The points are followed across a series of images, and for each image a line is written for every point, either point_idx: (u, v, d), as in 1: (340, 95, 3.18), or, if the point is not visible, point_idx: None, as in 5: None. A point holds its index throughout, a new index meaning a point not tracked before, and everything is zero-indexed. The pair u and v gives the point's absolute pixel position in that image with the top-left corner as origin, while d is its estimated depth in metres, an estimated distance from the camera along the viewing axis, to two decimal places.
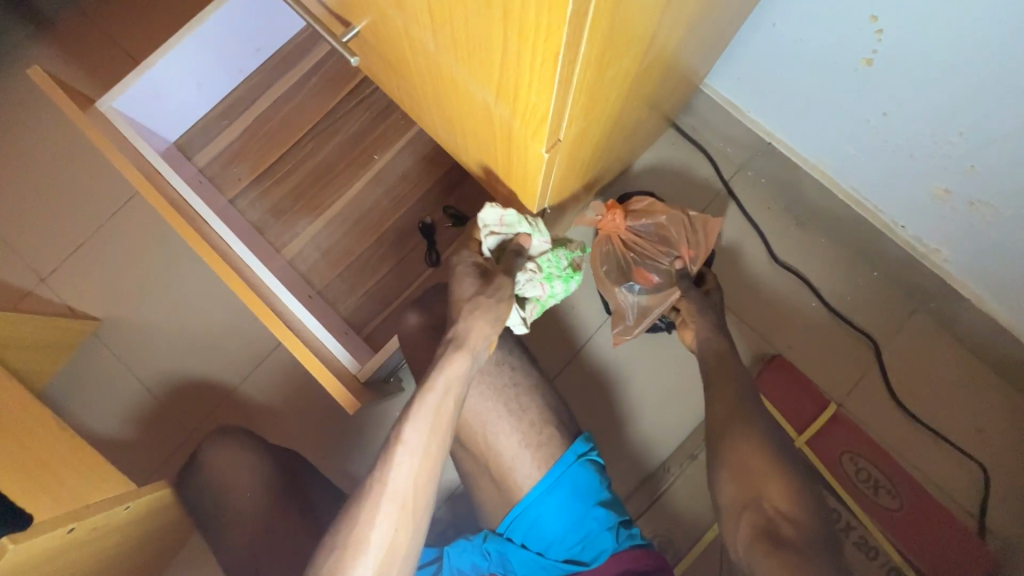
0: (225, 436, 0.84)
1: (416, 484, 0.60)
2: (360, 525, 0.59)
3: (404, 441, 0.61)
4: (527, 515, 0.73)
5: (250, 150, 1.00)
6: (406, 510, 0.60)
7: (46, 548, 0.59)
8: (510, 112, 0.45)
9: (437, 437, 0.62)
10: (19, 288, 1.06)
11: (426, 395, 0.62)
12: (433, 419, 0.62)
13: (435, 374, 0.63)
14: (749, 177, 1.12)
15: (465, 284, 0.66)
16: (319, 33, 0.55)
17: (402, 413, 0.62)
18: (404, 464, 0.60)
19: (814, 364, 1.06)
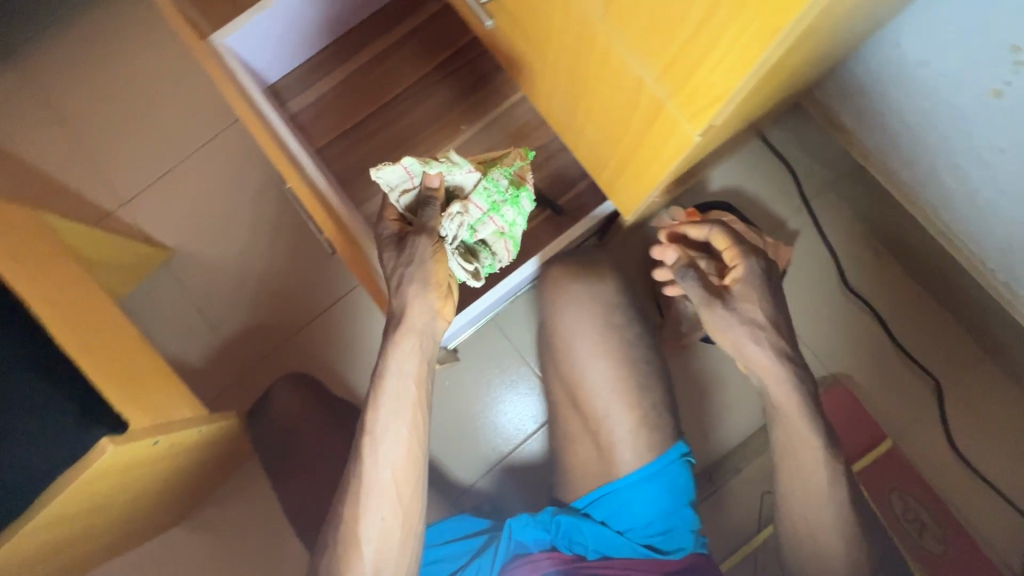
0: (291, 382, 0.92)
1: (392, 465, 0.68)
2: (351, 509, 0.68)
3: (369, 435, 0.68)
4: (616, 493, 0.74)
5: (343, 104, 1.00)
6: (388, 489, 0.68)
7: (133, 456, 0.60)
8: (670, 91, 0.44)
9: (401, 420, 0.68)
10: (100, 208, 1.07)
11: (380, 390, 0.69)
12: (388, 405, 0.68)
13: (384, 368, 0.69)
14: (831, 200, 1.10)
15: (386, 259, 0.69)
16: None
17: (365, 412, 0.70)
18: (376, 453, 0.68)
19: (874, 397, 1.03)
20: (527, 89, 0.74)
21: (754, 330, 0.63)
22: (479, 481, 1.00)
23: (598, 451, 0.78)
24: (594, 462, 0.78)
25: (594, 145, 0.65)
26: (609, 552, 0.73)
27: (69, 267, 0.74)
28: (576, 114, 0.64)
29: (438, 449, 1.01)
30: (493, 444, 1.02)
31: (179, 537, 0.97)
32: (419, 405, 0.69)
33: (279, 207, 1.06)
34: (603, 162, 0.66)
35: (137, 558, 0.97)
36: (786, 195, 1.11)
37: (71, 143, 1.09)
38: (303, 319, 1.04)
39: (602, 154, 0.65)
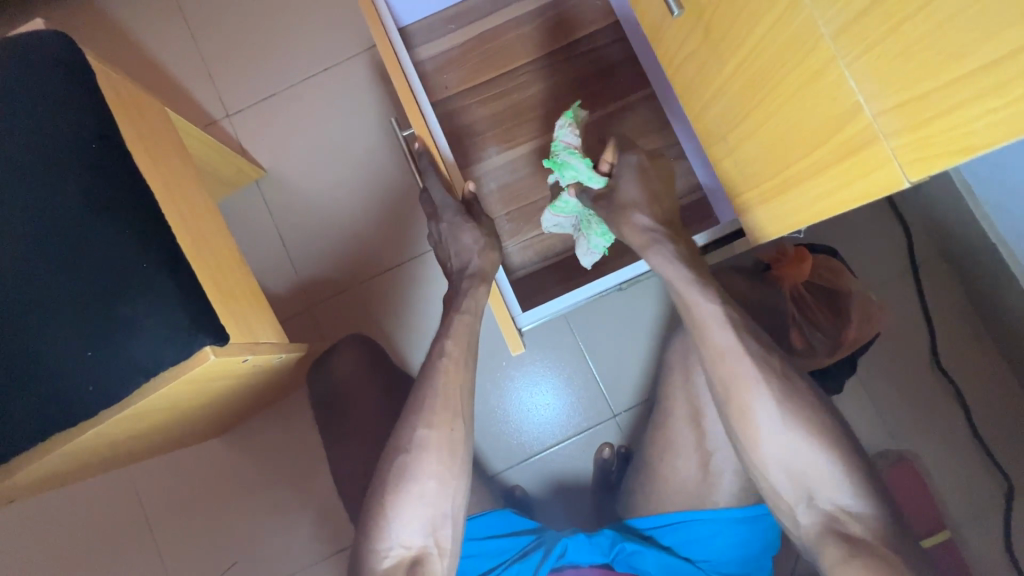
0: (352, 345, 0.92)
1: (433, 463, 0.58)
2: (384, 509, 0.57)
3: (407, 436, 0.59)
4: (691, 525, 0.76)
5: (468, 62, 0.98)
6: (429, 488, 0.58)
7: (225, 366, 0.61)
8: (894, 129, 0.40)
9: (445, 418, 0.60)
10: (206, 114, 1.07)
11: (423, 387, 0.61)
12: (434, 401, 0.60)
13: (430, 367, 0.62)
14: (943, 269, 1.01)
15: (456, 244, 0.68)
16: None
17: (401, 414, 0.61)
18: (418, 454, 0.58)
19: (938, 481, 0.98)
20: (679, 88, 0.70)
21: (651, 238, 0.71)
22: (528, 462, 1.00)
23: (702, 472, 0.77)
24: (681, 488, 0.78)
25: (742, 164, 0.62)
26: None
27: (186, 167, 0.73)
28: (734, 128, 0.61)
29: (490, 422, 1.01)
30: (550, 433, 1.00)
31: (217, 448, 1.00)
32: (467, 404, 0.62)
33: (379, 151, 1.05)
34: (745, 185, 0.63)
35: (174, 459, 0.99)
36: (895, 256, 1.02)
37: (191, 44, 1.09)
38: (377, 268, 1.03)
39: (750, 175, 0.62)
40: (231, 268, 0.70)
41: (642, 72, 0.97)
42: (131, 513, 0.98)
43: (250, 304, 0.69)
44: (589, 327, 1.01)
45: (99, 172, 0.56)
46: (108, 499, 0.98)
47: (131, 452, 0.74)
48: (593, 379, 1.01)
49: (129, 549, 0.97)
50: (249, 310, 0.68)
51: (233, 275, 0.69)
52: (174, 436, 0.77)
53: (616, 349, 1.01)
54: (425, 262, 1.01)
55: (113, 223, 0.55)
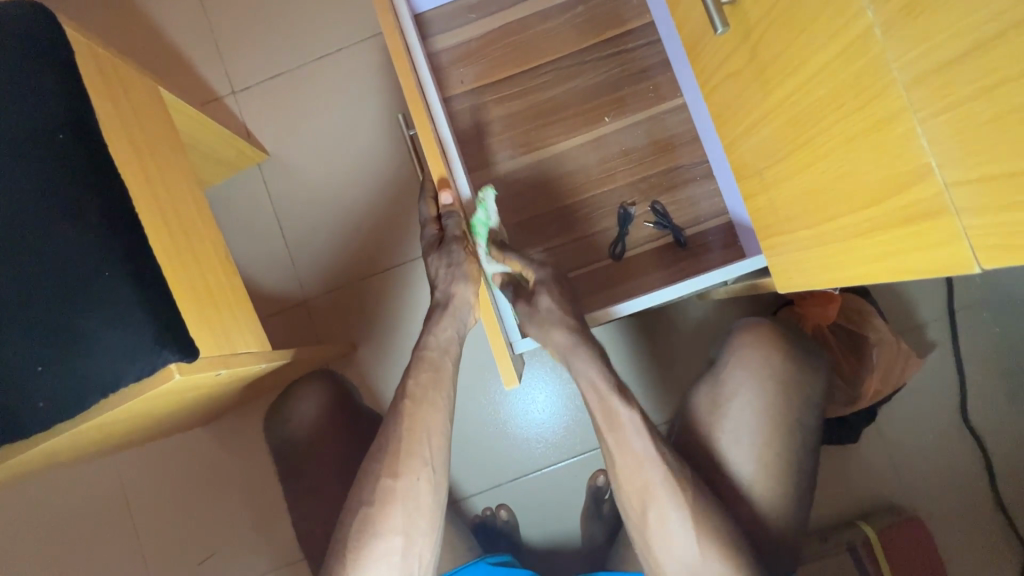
0: (310, 385, 0.90)
1: (399, 518, 0.54)
2: (346, 567, 0.53)
3: (370, 487, 0.54)
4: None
5: (487, 55, 0.91)
6: (395, 544, 0.53)
7: (193, 381, 0.56)
8: (973, 204, 0.34)
9: (411, 464, 0.55)
10: (210, 90, 1.02)
11: (388, 431, 0.57)
12: (400, 448, 0.55)
13: (395, 408, 0.58)
14: (982, 318, 0.93)
15: (432, 263, 0.63)
16: None
17: (365, 460, 0.56)
18: (382, 507, 0.54)
19: (950, 544, 0.91)
20: (713, 110, 0.63)
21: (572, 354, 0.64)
22: (517, 481, 0.96)
23: None
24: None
25: (777, 205, 0.55)
26: None
27: (173, 155, 0.68)
28: (773, 164, 0.54)
29: (479, 441, 0.96)
30: (542, 453, 0.96)
31: (200, 440, 0.97)
32: (437, 450, 0.57)
33: (386, 143, 0.99)
34: (779, 227, 0.56)
35: (157, 447, 0.97)
36: (930, 299, 0.94)
37: (199, 14, 1.03)
38: (374, 268, 0.98)
39: (786, 218, 0.55)
40: (212, 269, 0.65)
41: (674, 80, 0.89)
42: (110, 497, 0.96)
43: (228, 310, 0.64)
44: None
45: (71, 164, 0.52)
46: (88, 481, 0.96)
47: (103, 449, 0.71)
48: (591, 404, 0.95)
49: (107, 533, 0.96)
50: (227, 316, 0.63)
51: (213, 277, 0.64)
52: (147, 435, 0.74)
53: None
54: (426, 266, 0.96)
55: (81, 223, 0.51)
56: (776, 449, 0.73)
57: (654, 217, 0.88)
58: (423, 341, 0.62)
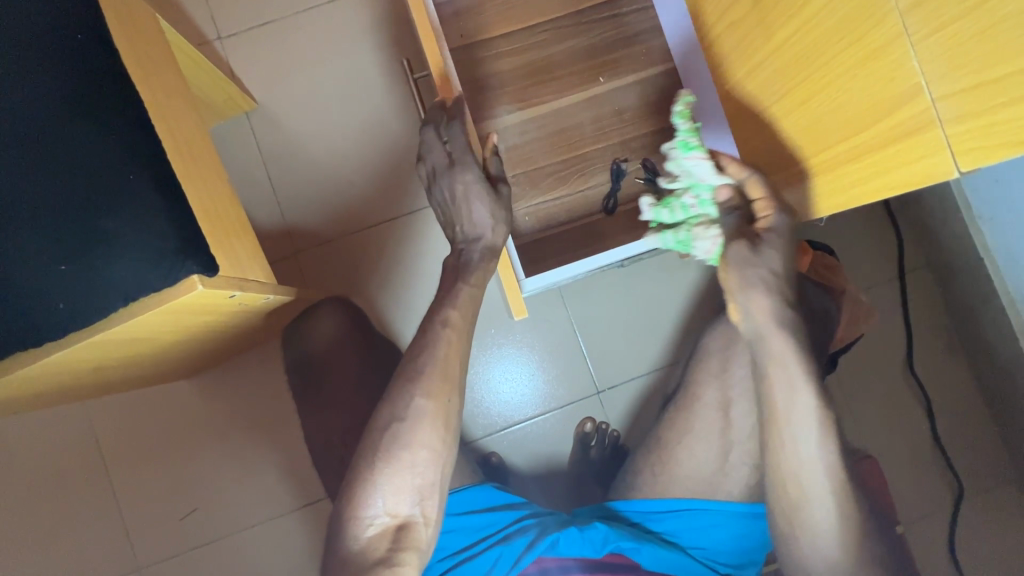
0: (323, 306, 0.92)
1: (427, 434, 0.56)
2: (374, 475, 0.55)
3: (402, 405, 0.57)
4: (674, 518, 0.75)
5: (486, 11, 0.92)
6: (420, 458, 0.56)
7: (211, 299, 0.56)
8: (954, 116, 0.39)
9: (442, 386, 0.58)
10: (197, 33, 0.99)
11: (421, 352, 0.59)
12: (432, 370, 0.58)
13: (432, 335, 0.60)
14: (927, 279, 1.04)
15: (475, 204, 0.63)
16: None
17: (396, 380, 0.59)
18: (414, 424, 0.56)
19: (896, 480, 1.01)
20: (711, 62, 0.68)
21: (753, 272, 0.55)
22: (507, 430, 0.99)
23: (717, 461, 0.76)
24: (691, 473, 0.77)
25: (772, 147, 0.61)
26: (671, 563, 0.72)
27: (177, 81, 0.66)
28: (769, 106, 0.59)
29: (471, 390, 0.99)
30: (532, 403, 1.00)
31: (186, 391, 0.94)
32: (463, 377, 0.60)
33: (382, 95, 0.99)
34: (771, 167, 0.62)
35: (139, 398, 0.94)
36: (885, 260, 1.04)
37: None
38: (369, 219, 0.98)
39: (778, 157, 0.60)
40: (221, 198, 0.64)
41: (665, 45, 0.94)
42: (86, 451, 0.93)
43: (239, 239, 0.64)
44: (583, 297, 1.00)
45: (88, 74, 0.51)
46: (64, 433, 0.93)
47: (98, 381, 0.70)
48: (577, 350, 1.00)
49: (81, 487, 0.92)
50: (237, 244, 0.63)
51: (222, 205, 0.64)
52: (142, 370, 0.73)
53: (611, 320, 1.00)
54: (423, 219, 0.98)
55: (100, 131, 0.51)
56: None
57: (644, 172, 0.92)
58: (458, 278, 0.63)
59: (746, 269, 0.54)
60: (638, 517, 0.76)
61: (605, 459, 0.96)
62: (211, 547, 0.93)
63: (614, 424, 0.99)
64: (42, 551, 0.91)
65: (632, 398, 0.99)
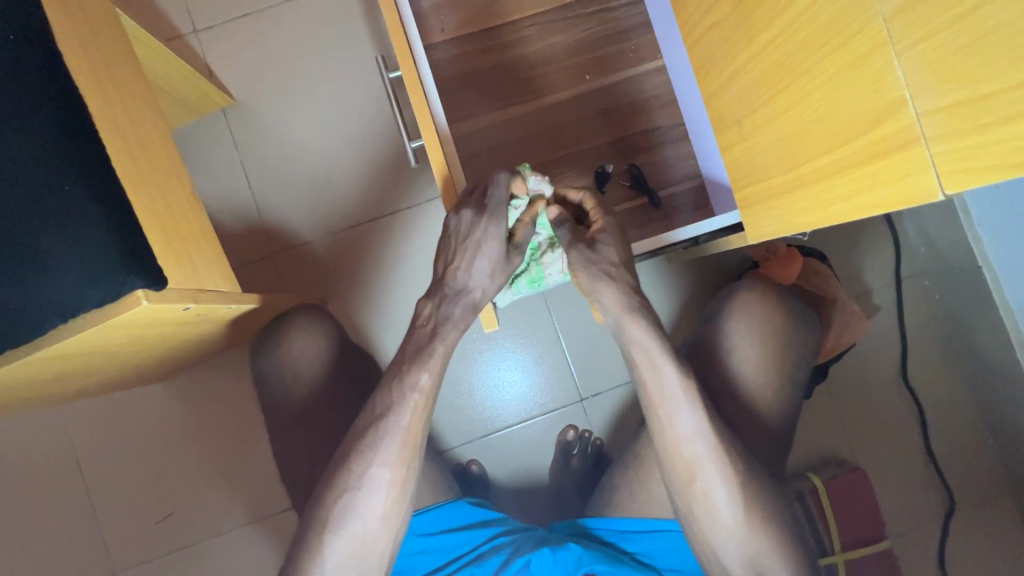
0: (303, 321, 0.87)
1: (387, 458, 0.58)
2: (334, 493, 0.58)
3: (358, 472, 0.57)
4: (650, 538, 0.73)
5: (469, 5, 0.88)
6: (378, 481, 0.58)
7: (162, 314, 0.54)
8: (940, 132, 0.36)
9: (404, 414, 0.59)
10: (171, 26, 0.95)
11: (384, 417, 0.58)
12: (396, 397, 0.59)
13: (401, 399, 0.58)
14: (924, 287, 1.00)
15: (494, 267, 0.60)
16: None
17: (367, 403, 0.60)
18: (367, 492, 0.58)
19: (885, 494, 0.99)
20: (696, 63, 0.64)
21: (611, 269, 0.60)
22: (487, 438, 0.97)
23: None
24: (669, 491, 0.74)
25: (754, 155, 0.58)
26: None
27: (135, 81, 0.63)
28: (753, 112, 0.56)
29: (451, 396, 0.97)
30: (512, 410, 0.97)
31: (159, 394, 0.93)
32: (428, 405, 0.60)
33: (361, 92, 0.95)
34: (754, 176, 0.59)
35: (112, 402, 0.92)
36: (881, 267, 1.00)
37: None
38: (347, 221, 0.95)
39: (763, 166, 0.57)
40: (178, 203, 0.62)
41: (654, 42, 0.90)
42: (58, 454, 0.91)
43: (196, 247, 0.61)
44: (569, 302, 0.97)
45: (29, 79, 0.49)
46: (37, 435, 0.91)
47: (59, 390, 0.68)
48: (560, 358, 0.97)
49: (54, 490, 0.91)
50: (194, 253, 0.60)
51: (179, 211, 0.61)
52: (105, 378, 0.71)
53: (596, 329, 0.97)
54: (402, 221, 0.95)
55: (40, 141, 0.49)
56: (753, 405, 0.77)
57: (631, 176, 0.88)
58: (433, 336, 0.60)
59: (600, 267, 0.59)
60: (613, 535, 0.75)
61: (585, 469, 0.94)
62: (185, 553, 0.91)
63: (596, 433, 0.97)
64: (15, 554, 0.90)
65: (616, 404, 0.97)
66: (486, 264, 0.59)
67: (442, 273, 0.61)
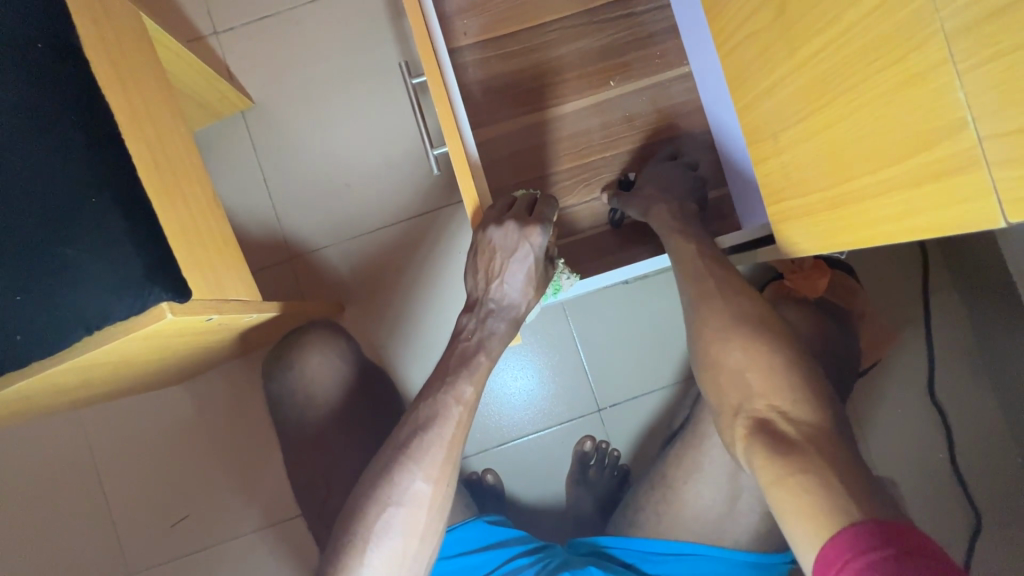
0: (317, 331, 0.89)
1: (428, 470, 0.56)
2: (371, 507, 0.55)
3: (398, 486, 0.55)
4: (673, 561, 0.72)
5: (492, 8, 0.87)
6: (418, 495, 0.55)
7: (186, 326, 0.53)
8: (1002, 158, 0.34)
9: (446, 427, 0.57)
10: (193, 28, 0.95)
11: (426, 428, 0.57)
12: (438, 409, 0.58)
13: (445, 411, 0.58)
14: (954, 300, 0.97)
15: (528, 283, 0.61)
16: (780, 16, 0.51)
17: (406, 416, 0.59)
18: (407, 508, 0.55)
19: (912, 512, 0.96)
20: (730, 73, 0.63)
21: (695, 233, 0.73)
22: (502, 447, 0.96)
23: (718, 485, 0.73)
24: (694, 504, 0.74)
25: (791, 170, 0.56)
26: None
27: (160, 87, 0.63)
28: (791, 126, 0.54)
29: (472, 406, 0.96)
30: (531, 420, 0.96)
31: (177, 396, 0.93)
32: (468, 420, 0.59)
33: (381, 95, 0.94)
34: (791, 191, 0.57)
35: (130, 403, 0.92)
36: (909, 280, 0.98)
37: None
38: (365, 226, 0.94)
39: (801, 181, 0.55)
40: (202, 211, 0.61)
41: (681, 47, 0.88)
42: (76, 454, 0.92)
43: (219, 255, 0.60)
44: (589, 312, 0.96)
45: (59, 88, 0.49)
46: (57, 436, 0.92)
47: (81, 395, 0.68)
48: (581, 367, 0.96)
49: (72, 490, 0.91)
50: (218, 261, 0.59)
51: (203, 218, 0.61)
52: (126, 383, 0.71)
53: (617, 339, 0.96)
54: (423, 227, 0.94)
55: (65, 150, 0.48)
56: None
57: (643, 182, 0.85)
58: (478, 348, 0.61)
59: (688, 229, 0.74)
60: (630, 554, 0.74)
61: (605, 481, 0.93)
62: (199, 556, 0.91)
63: (615, 445, 0.95)
64: (32, 552, 0.90)
65: (634, 417, 0.96)
66: (522, 273, 0.60)
67: (483, 288, 0.62)
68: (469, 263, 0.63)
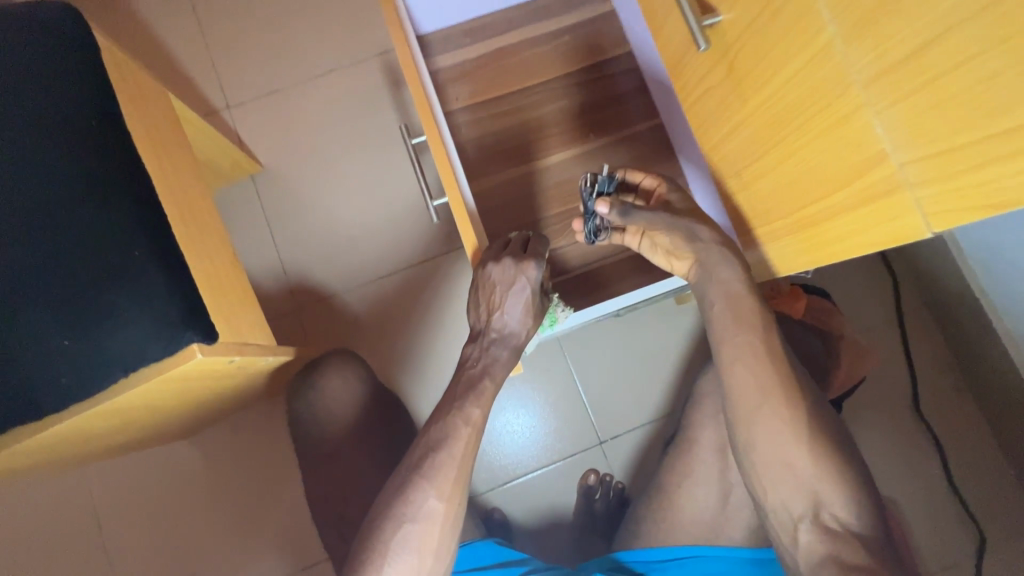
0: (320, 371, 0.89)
1: (440, 489, 0.58)
2: (386, 527, 0.57)
3: (412, 505, 0.57)
4: None
5: (480, 75, 0.97)
6: (430, 513, 0.58)
7: (209, 367, 0.57)
8: (922, 179, 0.41)
9: (456, 447, 0.60)
10: (208, 103, 1.04)
11: (437, 449, 0.60)
12: (448, 430, 0.61)
13: (454, 432, 0.61)
14: (926, 319, 1.03)
15: (525, 314, 0.66)
16: (730, 74, 0.60)
17: (417, 439, 0.62)
18: (420, 526, 0.57)
19: (915, 529, 0.98)
20: (695, 121, 0.71)
21: None
22: (508, 483, 0.97)
23: (721, 504, 0.75)
24: (699, 527, 0.75)
25: (755, 202, 0.63)
26: None
27: (186, 155, 0.70)
28: (750, 165, 0.62)
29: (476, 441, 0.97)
30: (535, 454, 0.98)
31: (187, 449, 0.94)
32: (476, 440, 0.62)
33: (381, 156, 1.03)
34: (757, 220, 0.64)
35: (139, 459, 0.93)
36: (882, 301, 1.04)
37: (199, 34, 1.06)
38: (369, 274, 1.00)
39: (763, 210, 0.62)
40: (224, 263, 0.66)
41: (652, 103, 0.98)
42: (83, 512, 0.92)
43: (240, 303, 0.65)
44: (584, 346, 1.00)
45: (102, 159, 0.55)
46: (65, 496, 0.92)
47: (101, 444, 0.71)
48: (580, 399, 0.99)
49: (78, 551, 0.91)
50: (239, 308, 0.64)
51: (225, 270, 0.66)
52: (143, 432, 0.73)
53: (613, 370, 1.00)
54: (423, 273, 1.00)
55: (107, 211, 0.54)
56: None
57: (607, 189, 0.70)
58: (484, 374, 0.65)
59: None
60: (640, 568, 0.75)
61: (610, 512, 0.94)
62: None
63: (619, 476, 0.97)
64: None
65: (635, 446, 0.98)
66: (520, 304, 0.65)
67: (485, 320, 0.67)
68: (472, 298, 0.68)
